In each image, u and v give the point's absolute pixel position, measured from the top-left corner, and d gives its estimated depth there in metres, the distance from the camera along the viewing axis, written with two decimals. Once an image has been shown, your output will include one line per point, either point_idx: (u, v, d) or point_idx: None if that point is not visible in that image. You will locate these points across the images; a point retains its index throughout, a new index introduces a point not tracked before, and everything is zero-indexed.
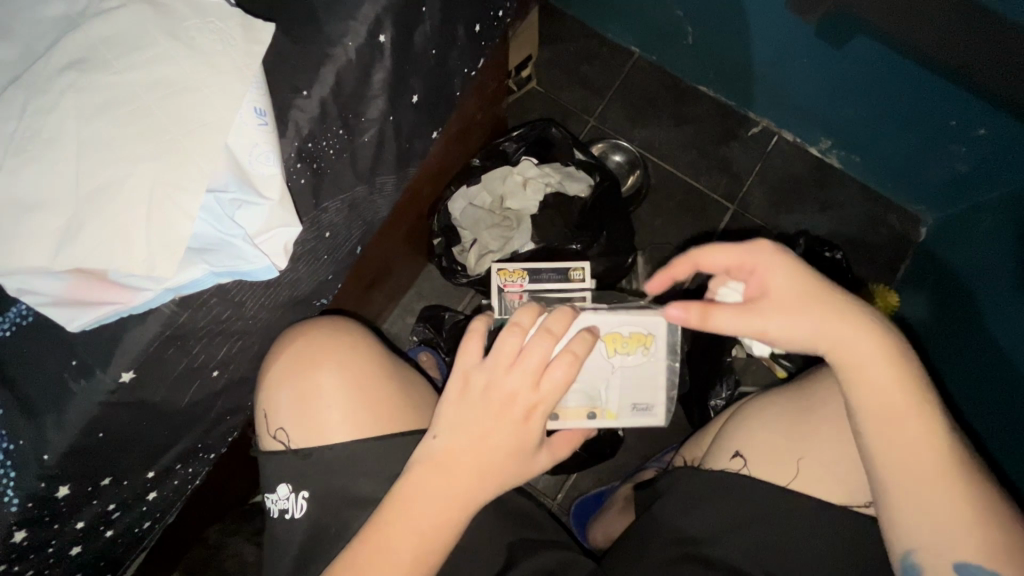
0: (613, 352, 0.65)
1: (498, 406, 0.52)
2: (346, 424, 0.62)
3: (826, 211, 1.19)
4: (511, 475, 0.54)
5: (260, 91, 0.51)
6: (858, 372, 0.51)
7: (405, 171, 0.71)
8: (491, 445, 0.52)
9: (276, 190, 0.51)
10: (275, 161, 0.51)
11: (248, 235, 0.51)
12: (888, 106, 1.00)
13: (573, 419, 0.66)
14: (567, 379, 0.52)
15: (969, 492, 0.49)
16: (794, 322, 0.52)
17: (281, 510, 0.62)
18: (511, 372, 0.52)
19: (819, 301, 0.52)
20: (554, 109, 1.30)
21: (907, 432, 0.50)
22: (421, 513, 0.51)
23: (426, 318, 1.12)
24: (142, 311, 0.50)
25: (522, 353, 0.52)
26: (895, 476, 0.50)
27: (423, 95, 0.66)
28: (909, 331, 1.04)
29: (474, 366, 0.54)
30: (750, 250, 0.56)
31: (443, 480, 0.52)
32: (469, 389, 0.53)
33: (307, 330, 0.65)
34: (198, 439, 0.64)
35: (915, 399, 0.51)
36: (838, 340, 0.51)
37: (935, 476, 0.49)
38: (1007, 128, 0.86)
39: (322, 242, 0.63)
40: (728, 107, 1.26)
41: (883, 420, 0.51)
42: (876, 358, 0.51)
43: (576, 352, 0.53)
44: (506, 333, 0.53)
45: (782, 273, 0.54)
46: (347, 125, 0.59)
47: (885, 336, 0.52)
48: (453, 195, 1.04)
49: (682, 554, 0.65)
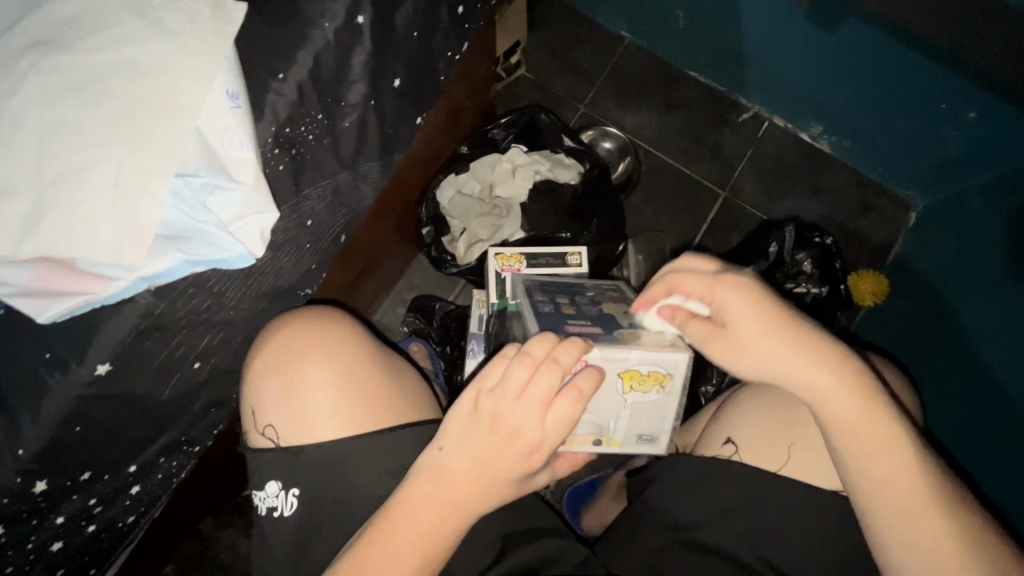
0: (628, 388, 0.60)
1: (502, 437, 0.50)
2: (333, 421, 0.61)
3: (817, 197, 1.19)
4: (510, 494, 0.54)
5: (233, 73, 0.50)
6: (842, 417, 0.52)
7: (388, 159, 0.69)
8: (494, 471, 0.51)
9: (251, 176, 0.50)
10: (249, 145, 0.50)
11: (223, 223, 0.50)
12: (877, 87, 0.99)
13: (578, 445, 0.62)
14: (572, 416, 0.50)
15: (952, 512, 0.51)
16: (754, 357, 0.53)
17: (269, 508, 0.61)
18: (519, 403, 0.50)
19: (779, 335, 0.53)
20: (544, 96, 1.28)
21: (896, 475, 0.51)
22: (419, 516, 0.51)
23: (417, 309, 1.12)
24: (117, 301, 0.49)
25: (529, 384, 0.50)
26: (888, 516, 0.52)
27: (405, 79, 0.65)
28: (897, 315, 1.04)
29: (484, 390, 0.52)
30: (717, 282, 0.55)
31: (442, 493, 0.52)
32: (477, 415, 0.52)
33: (292, 321, 0.64)
34: (182, 432, 0.63)
35: (891, 428, 0.52)
36: (814, 384, 0.52)
37: (928, 509, 0.51)
38: (998, 110, 0.86)
39: (305, 231, 0.62)
40: (718, 92, 1.25)
41: (866, 450, 0.52)
42: (845, 394, 0.52)
43: (582, 389, 0.50)
44: (518, 361, 0.50)
45: (742, 305, 0.54)
46: (327, 109, 0.57)
47: (852, 371, 0.53)
48: (441, 183, 1.03)
49: (671, 541, 0.66)
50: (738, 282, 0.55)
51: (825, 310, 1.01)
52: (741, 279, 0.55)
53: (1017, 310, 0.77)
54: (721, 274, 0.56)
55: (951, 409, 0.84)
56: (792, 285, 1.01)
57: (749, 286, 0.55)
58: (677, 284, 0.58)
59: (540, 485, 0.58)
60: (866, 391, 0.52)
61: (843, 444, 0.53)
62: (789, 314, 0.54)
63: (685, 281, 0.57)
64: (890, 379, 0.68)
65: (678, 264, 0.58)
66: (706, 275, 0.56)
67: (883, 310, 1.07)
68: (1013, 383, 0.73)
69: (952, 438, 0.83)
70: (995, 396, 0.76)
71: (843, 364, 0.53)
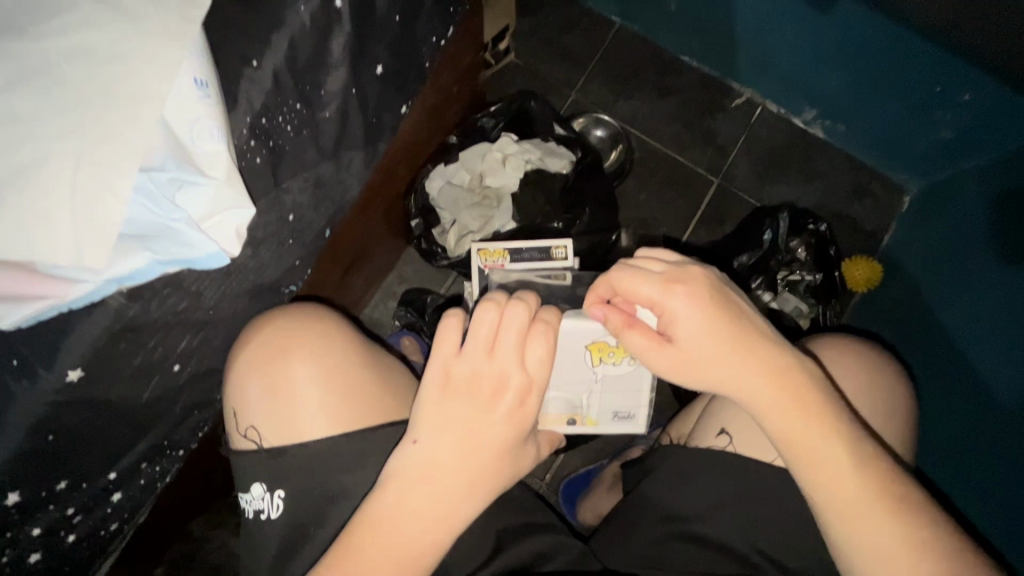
0: (598, 361, 0.64)
1: (485, 395, 0.51)
2: (322, 420, 0.59)
3: (810, 182, 1.17)
4: (503, 475, 0.54)
5: (202, 60, 0.47)
6: (777, 426, 0.52)
7: (372, 150, 0.67)
8: (483, 437, 0.51)
9: (223, 170, 0.48)
10: (220, 137, 0.48)
11: (194, 220, 0.48)
12: (871, 69, 0.98)
13: (553, 424, 0.69)
14: (550, 351, 0.51)
15: (902, 512, 0.50)
16: (695, 373, 0.52)
17: (256, 510, 0.59)
18: (494, 356, 0.50)
19: (727, 350, 0.51)
20: (534, 83, 1.25)
21: (842, 476, 0.50)
22: (403, 516, 0.50)
23: (408, 302, 1.10)
24: (83, 304, 0.46)
25: (499, 336, 0.50)
26: (842, 523, 0.51)
27: (388, 65, 0.62)
28: (892, 300, 1.03)
29: (451, 359, 0.51)
30: (667, 290, 0.51)
31: (423, 492, 0.51)
32: (450, 385, 0.51)
33: (272, 321, 0.62)
34: (163, 436, 0.61)
35: (828, 432, 0.51)
36: (748, 392, 0.51)
37: (873, 512, 0.50)
38: (996, 92, 0.85)
39: (286, 225, 0.60)
40: (711, 77, 1.23)
41: (805, 455, 0.51)
42: (780, 403, 0.51)
43: (550, 322, 0.52)
44: (483, 310, 0.50)
45: (691, 320, 0.50)
46: (305, 98, 0.55)
47: (789, 378, 0.52)
48: (430, 174, 1.02)
49: (665, 534, 0.66)
50: (693, 289, 0.51)
51: (819, 297, 1.02)
52: (696, 285, 0.51)
53: (999, 302, 0.78)
54: (671, 285, 0.51)
55: (937, 398, 0.85)
56: (786, 273, 1.01)
57: (704, 293, 0.51)
58: (623, 288, 0.52)
59: (528, 462, 0.57)
60: (802, 395, 0.51)
61: (788, 448, 0.52)
62: (737, 329, 0.51)
63: (632, 287, 0.52)
64: (882, 364, 0.68)
65: (629, 263, 0.52)
66: (658, 279, 0.51)
67: (875, 296, 1.07)
68: (996, 377, 0.74)
69: (945, 423, 0.82)
70: (976, 388, 0.77)
71: (782, 374, 0.51)
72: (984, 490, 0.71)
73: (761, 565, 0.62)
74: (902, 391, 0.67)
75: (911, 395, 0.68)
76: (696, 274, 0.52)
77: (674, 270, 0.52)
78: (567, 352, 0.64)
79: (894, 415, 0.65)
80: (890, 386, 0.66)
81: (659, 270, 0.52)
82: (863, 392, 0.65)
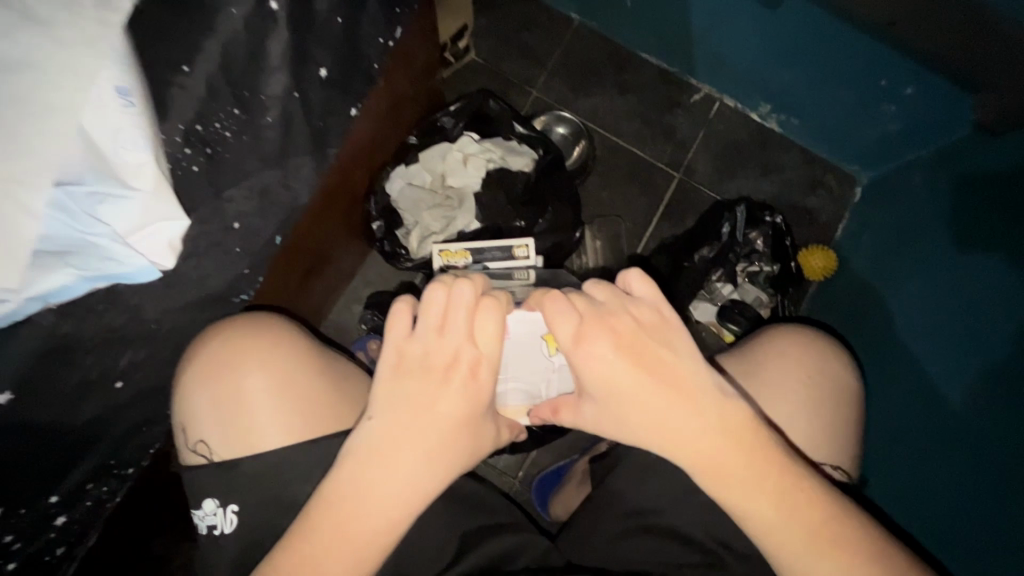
0: (554, 351, 0.64)
1: (438, 371, 0.51)
2: (276, 429, 0.58)
3: (767, 175, 1.20)
4: (463, 452, 0.53)
5: (125, 67, 0.45)
6: (705, 468, 0.52)
7: (323, 153, 0.65)
8: (439, 414, 0.51)
9: (150, 181, 0.47)
10: (148, 148, 0.46)
11: (119, 234, 0.48)
12: (818, 65, 1.01)
13: (514, 414, 0.67)
14: (500, 324, 0.51)
15: (838, 545, 0.51)
16: (609, 411, 0.52)
17: (209, 527, 0.58)
18: (444, 335, 0.50)
19: (649, 393, 0.50)
20: (495, 81, 1.25)
21: (770, 515, 0.51)
22: (361, 491, 0.50)
23: (373, 305, 1.09)
24: (9, 324, 0.46)
25: (448, 315, 0.50)
26: (776, 549, 0.52)
27: (333, 68, 0.61)
28: (844, 287, 1.07)
29: (403, 340, 0.51)
30: (579, 336, 0.50)
31: (381, 467, 0.50)
32: (403, 366, 0.51)
33: (220, 329, 0.60)
34: (108, 456, 0.59)
35: (760, 471, 0.51)
36: (675, 436, 0.51)
37: (803, 545, 0.51)
38: (935, 85, 0.89)
39: (231, 234, 0.58)
40: (670, 74, 1.25)
41: (738, 491, 0.52)
42: (715, 446, 0.51)
43: (499, 298, 0.51)
44: (431, 291, 0.51)
45: (604, 366, 0.50)
46: (243, 103, 0.54)
47: (721, 424, 0.51)
48: (391, 174, 1.00)
49: (628, 528, 0.67)
50: (605, 333, 0.50)
51: (778, 287, 1.05)
52: (614, 330, 0.50)
53: (939, 289, 0.82)
54: (584, 330, 0.50)
55: (886, 382, 0.88)
56: (745, 264, 1.04)
57: (619, 339, 0.50)
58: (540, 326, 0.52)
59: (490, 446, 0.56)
60: (737, 437, 0.51)
61: (712, 489, 0.52)
62: (658, 374, 0.50)
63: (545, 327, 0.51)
64: (829, 362, 0.69)
65: (547, 294, 0.51)
66: (575, 323, 0.50)
67: (829, 284, 1.11)
68: (945, 368, 0.76)
69: (892, 403, 0.85)
70: (922, 375, 0.80)
71: (713, 420, 0.51)
72: (929, 467, 0.75)
73: (719, 551, 0.64)
74: (848, 381, 0.69)
75: (856, 379, 0.70)
76: (614, 316, 0.51)
77: (596, 311, 0.51)
78: (522, 342, 0.64)
79: (841, 398, 0.68)
80: (830, 381, 0.68)
81: (580, 312, 0.51)
82: (812, 378, 0.67)
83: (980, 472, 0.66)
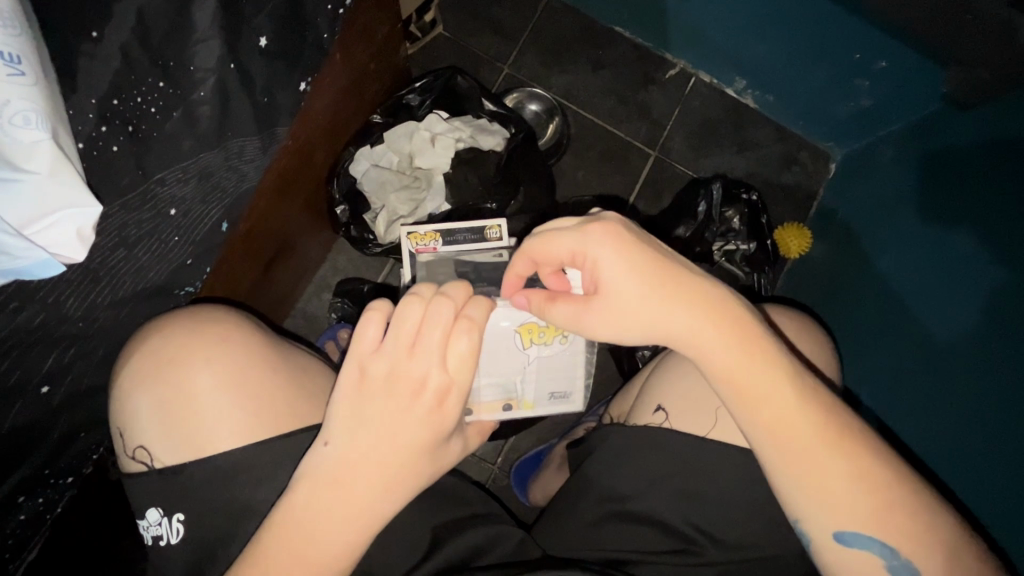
0: (529, 343, 0.62)
1: (404, 395, 0.47)
2: (225, 431, 0.54)
3: (743, 152, 1.18)
4: (423, 475, 0.51)
5: (9, 30, 0.40)
6: (720, 369, 0.50)
7: (270, 133, 0.60)
8: (402, 436, 0.48)
9: (45, 163, 0.42)
10: (39, 123, 0.41)
11: (13, 226, 0.42)
12: (790, 38, 0.99)
13: (486, 413, 0.64)
14: (472, 349, 0.48)
15: (852, 450, 0.50)
16: (625, 321, 0.50)
17: (154, 537, 0.54)
18: (413, 357, 0.47)
19: (661, 290, 0.50)
20: (464, 57, 1.19)
21: (790, 421, 0.49)
22: (318, 518, 0.47)
23: (343, 293, 1.04)
24: None
25: (419, 337, 0.47)
26: (792, 466, 0.50)
27: (274, 39, 0.56)
28: (820, 264, 1.05)
29: (366, 355, 0.48)
30: (581, 237, 0.50)
31: (339, 494, 0.47)
32: (367, 382, 0.48)
33: (163, 326, 0.56)
34: (41, 465, 0.57)
35: (773, 374, 0.50)
36: (686, 336, 0.50)
37: (821, 455, 0.49)
38: (907, 59, 0.87)
39: (167, 221, 0.54)
40: (644, 49, 1.21)
41: (753, 402, 0.50)
42: (726, 343, 0.50)
43: (476, 319, 0.48)
44: (407, 304, 0.47)
45: (612, 258, 0.49)
46: (171, 76, 0.49)
47: (731, 312, 0.51)
48: (353, 156, 0.95)
49: (604, 515, 0.66)
50: (607, 234, 0.50)
51: (753, 265, 1.03)
52: (610, 226, 0.51)
53: (913, 261, 0.82)
54: (586, 229, 0.50)
55: (860, 358, 0.88)
56: (721, 243, 1.02)
57: (621, 236, 0.50)
58: (539, 253, 0.52)
59: (453, 457, 0.54)
60: (745, 329, 0.50)
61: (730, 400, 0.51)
62: (666, 267, 0.51)
63: (543, 249, 0.52)
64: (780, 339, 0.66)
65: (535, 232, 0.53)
66: (571, 230, 0.51)
67: (806, 261, 1.09)
68: (921, 347, 0.75)
69: (866, 379, 0.85)
70: (896, 351, 0.80)
71: (718, 309, 0.50)
72: (906, 443, 0.74)
73: (698, 537, 0.63)
74: (823, 360, 0.68)
75: (832, 358, 0.69)
76: (607, 219, 0.52)
77: (586, 219, 0.52)
78: (494, 336, 0.61)
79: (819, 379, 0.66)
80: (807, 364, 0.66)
81: (571, 225, 0.52)
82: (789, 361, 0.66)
83: (958, 449, 0.66)
